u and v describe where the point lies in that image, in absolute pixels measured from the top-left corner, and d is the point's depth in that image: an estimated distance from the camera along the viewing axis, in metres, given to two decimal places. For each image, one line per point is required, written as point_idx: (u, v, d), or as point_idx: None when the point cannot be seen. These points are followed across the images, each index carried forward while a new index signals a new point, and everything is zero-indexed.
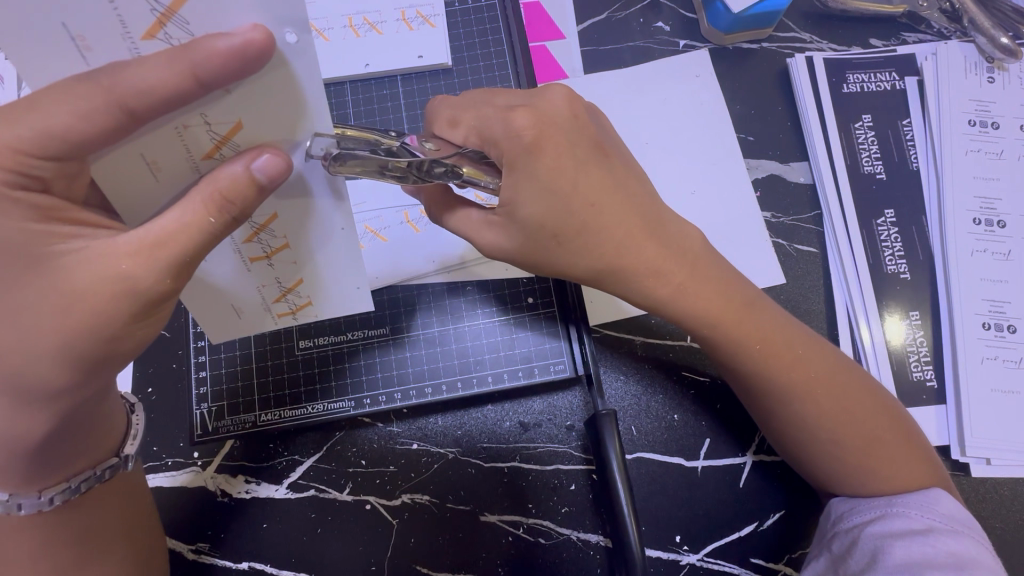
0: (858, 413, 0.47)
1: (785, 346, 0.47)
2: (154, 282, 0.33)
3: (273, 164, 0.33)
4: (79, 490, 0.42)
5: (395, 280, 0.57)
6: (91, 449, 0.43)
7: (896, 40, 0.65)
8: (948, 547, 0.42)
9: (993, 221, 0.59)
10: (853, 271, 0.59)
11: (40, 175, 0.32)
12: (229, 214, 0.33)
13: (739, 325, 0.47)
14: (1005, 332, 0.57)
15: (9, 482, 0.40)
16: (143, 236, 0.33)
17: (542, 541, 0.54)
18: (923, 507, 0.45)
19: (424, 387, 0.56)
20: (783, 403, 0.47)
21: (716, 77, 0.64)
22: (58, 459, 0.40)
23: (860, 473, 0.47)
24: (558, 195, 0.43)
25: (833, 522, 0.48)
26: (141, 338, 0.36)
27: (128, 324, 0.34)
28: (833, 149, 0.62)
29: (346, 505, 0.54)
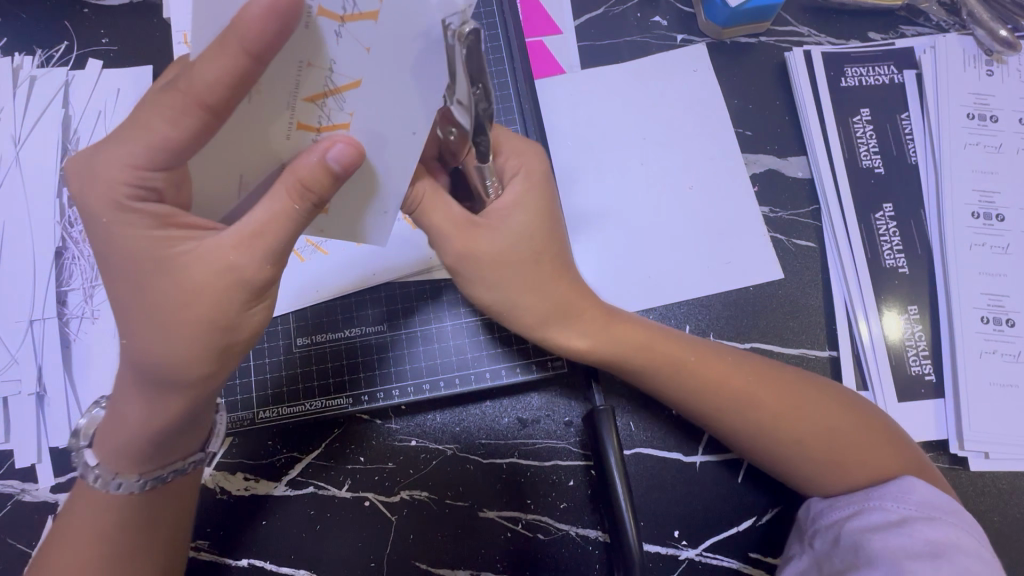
0: (809, 418, 0.48)
1: (709, 363, 0.50)
2: (259, 270, 0.37)
3: (345, 151, 0.34)
4: (166, 480, 0.43)
5: (393, 277, 0.57)
6: (189, 443, 0.43)
7: (894, 34, 0.65)
8: (924, 535, 0.42)
9: (992, 215, 0.59)
10: (851, 265, 0.59)
11: (154, 185, 0.35)
12: (310, 202, 0.36)
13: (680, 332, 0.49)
14: (1003, 325, 0.57)
15: (117, 463, 0.41)
16: (242, 228, 0.36)
17: (541, 536, 0.54)
18: (898, 498, 0.45)
19: (423, 383, 0.56)
20: (726, 421, 0.49)
21: (714, 71, 0.64)
22: (163, 449, 0.42)
23: (836, 472, 0.47)
24: None
25: (812, 518, 0.48)
26: (259, 319, 0.39)
27: (241, 309, 0.37)
28: (830, 142, 0.61)
29: (345, 502, 0.54)
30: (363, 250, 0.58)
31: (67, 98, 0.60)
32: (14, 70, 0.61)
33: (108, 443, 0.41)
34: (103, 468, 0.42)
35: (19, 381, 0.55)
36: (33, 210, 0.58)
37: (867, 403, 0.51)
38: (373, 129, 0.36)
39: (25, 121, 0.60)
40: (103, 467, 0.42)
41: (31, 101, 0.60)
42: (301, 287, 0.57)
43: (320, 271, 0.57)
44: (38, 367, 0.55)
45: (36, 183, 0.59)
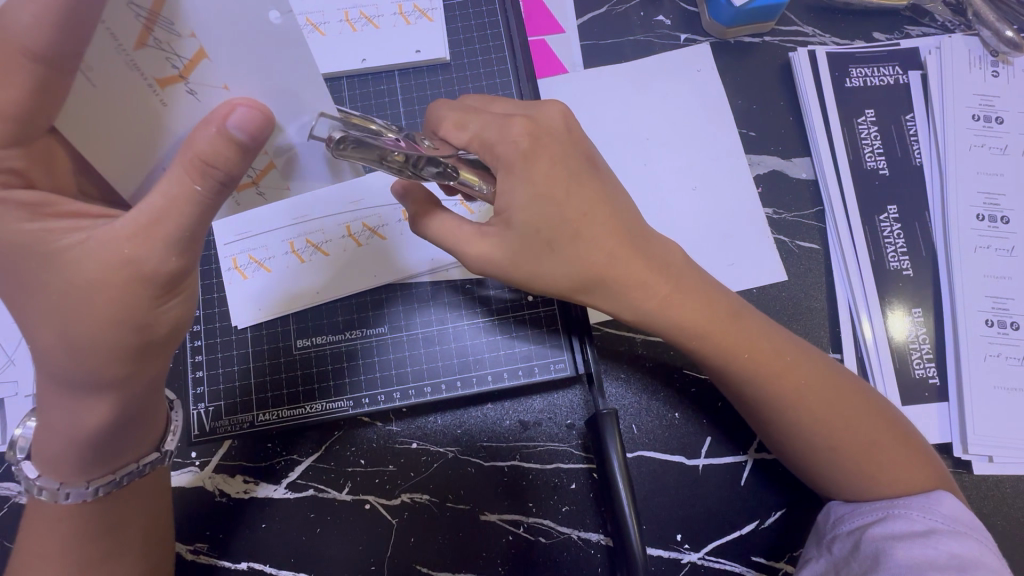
0: (855, 420, 0.46)
1: (776, 354, 0.47)
2: (161, 261, 0.35)
3: (248, 117, 0.32)
4: (121, 484, 0.42)
5: (394, 278, 0.57)
6: (139, 442, 0.42)
7: (899, 34, 0.64)
8: (950, 549, 0.41)
9: (997, 217, 0.58)
10: (856, 268, 0.58)
11: (14, 167, 0.34)
12: (213, 179, 0.33)
13: (727, 336, 0.46)
14: (1008, 329, 0.56)
15: (62, 471, 0.40)
16: (138, 219, 0.34)
17: (543, 540, 0.54)
18: (926, 509, 0.44)
19: (423, 386, 0.55)
20: (777, 408, 0.46)
21: (718, 71, 0.63)
22: (110, 451, 0.41)
23: (864, 480, 0.46)
24: (550, 214, 0.43)
25: (832, 524, 0.47)
26: (175, 314, 0.38)
27: (152, 305, 0.36)
28: (835, 143, 0.61)
29: (345, 505, 0.54)
30: (364, 250, 0.57)
31: None
32: None
33: (50, 455, 0.40)
34: (45, 479, 0.41)
35: (16, 383, 0.54)
36: None
37: (897, 407, 0.50)
38: (293, 138, 0.36)
39: None
40: (44, 478, 0.41)
41: None
42: (301, 287, 0.56)
43: (321, 270, 0.57)
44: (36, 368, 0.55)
45: None
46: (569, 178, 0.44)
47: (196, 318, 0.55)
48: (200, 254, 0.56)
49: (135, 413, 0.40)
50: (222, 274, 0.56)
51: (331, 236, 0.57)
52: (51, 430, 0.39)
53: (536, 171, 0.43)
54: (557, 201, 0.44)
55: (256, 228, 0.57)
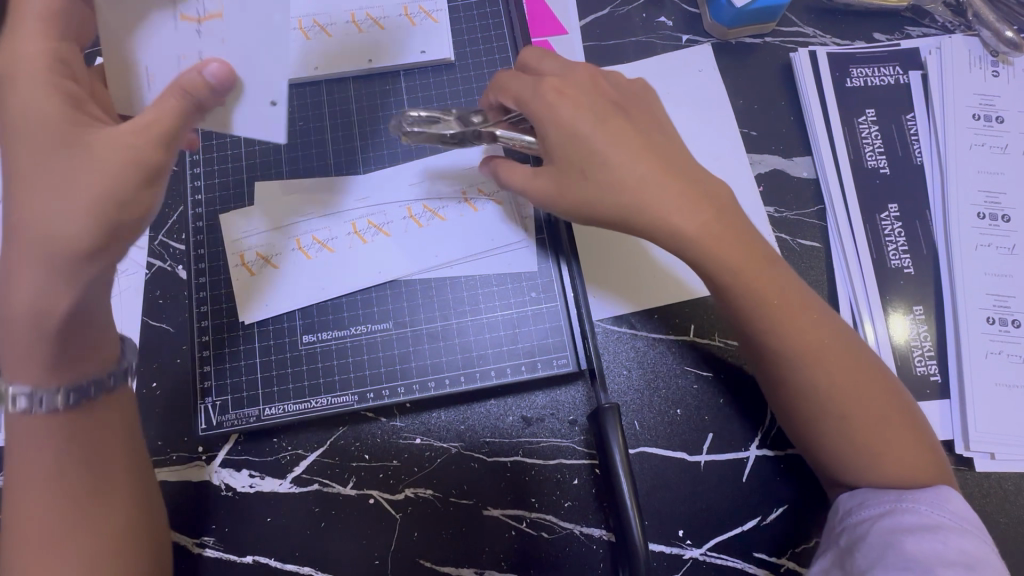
0: (864, 392, 0.45)
1: (799, 308, 0.46)
2: (155, 155, 0.40)
3: (220, 70, 0.40)
4: (88, 393, 0.43)
5: (399, 275, 0.57)
6: (95, 351, 0.44)
7: (899, 35, 0.64)
8: (958, 544, 0.41)
9: (997, 216, 0.59)
10: (857, 265, 0.59)
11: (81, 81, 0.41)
12: (192, 105, 0.40)
13: (756, 273, 0.46)
14: (1009, 326, 0.56)
15: (31, 371, 0.41)
16: (142, 119, 0.40)
17: (546, 535, 0.54)
18: (935, 505, 0.44)
19: (427, 382, 0.56)
20: (792, 367, 0.46)
21: (719, 72, 0.64)
22: (67, 353, 0.41)
23: (863, 461, 0.45)
24: (579, 148, 0.47)
25: (839, 517, 0.47)
26: (149, 211, 0.41)
27: (137, 191, 0.40)
28: (835, 142, 0.61)
29: (349, 500, 0.54)
30: (369, 247, 0.58)
31: None
32: None
33: (18, 354, 0.40)
34: (18, 386, 0.41)
35: None
36: None
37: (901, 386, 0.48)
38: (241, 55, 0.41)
39: None
40: (15, 386, 0.41)
41: None
42: (307, 284, 0.57)
43: (327, 267, 0.57)
44: None
45: None
46: (595, 120, 0.47)
47: (204, 314, 0.57)
48: (208, 250, 0.58)
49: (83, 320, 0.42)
50: (230, 270, 0.57)
51: (337, 233, 0.57)
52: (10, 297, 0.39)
53: (563, 108, 0.47)
54: (587, 139, 0.47)
55: (264, 225, 0.58)
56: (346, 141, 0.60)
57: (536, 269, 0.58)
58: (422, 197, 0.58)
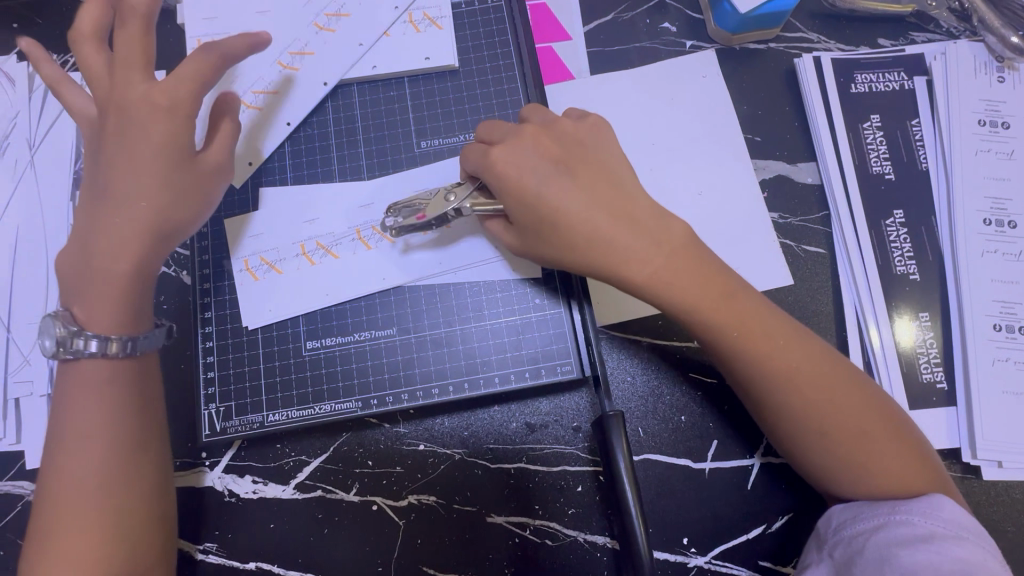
0: (846, 410, 0.45)
1: (772, 332, 0.46)
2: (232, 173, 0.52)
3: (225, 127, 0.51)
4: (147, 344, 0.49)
5: (403, 280, 0.57)
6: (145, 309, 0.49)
7: (905, 40, 0.64)
8: (952, 554, 0.41)
9: (1004, 222, 0.58)
10: (862, 272, 0.58)
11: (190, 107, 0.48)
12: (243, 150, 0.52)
13: (721, 309, 0.46)
14: (1016, 333, 0.56)
15: (116, 317, 0.47)
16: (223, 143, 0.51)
17: (549, 543, 0.54)
18: (927, 513, 0.43)
19: (431, 388, 0.56)
20: (767, 391, 0.46)
21: (723, 77, 0.64)
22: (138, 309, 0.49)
23: (852, 474, 0.45)
24: (533, 206, 0.48)
25: (833, 530, 0.46)
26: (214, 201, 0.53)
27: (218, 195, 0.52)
28: (840, 148, 0.61)
29: (353, 506, 0.54)
30: (373, 253, 0.57)
31: None
32: (30, 75, 0.63)
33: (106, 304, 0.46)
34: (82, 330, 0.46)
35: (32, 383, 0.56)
36: (47, 211, 0.60)
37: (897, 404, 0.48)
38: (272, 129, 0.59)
39: (41, 127, 0.62)
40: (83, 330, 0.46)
41: (47, 105, 0.63)
42: (310, 290, 0.57)
43: (331, 274, 0.57)
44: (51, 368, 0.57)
45: (51, 184, 0.61)
46: (546, 175, 0.48)
47: (208, 319, 0.57)
48: (211, 256, 0.58)
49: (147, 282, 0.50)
50: (234, 275, 0.57)
51: (340, 240, 0.57)
52: (106, 261, 0.47)
53: (506, 167, 0.48)
54: (538, 197, 0.47)
55: (267, 232, 0.58)
56: (350, 147, 0.60)
57: (540, 276, 0.57)
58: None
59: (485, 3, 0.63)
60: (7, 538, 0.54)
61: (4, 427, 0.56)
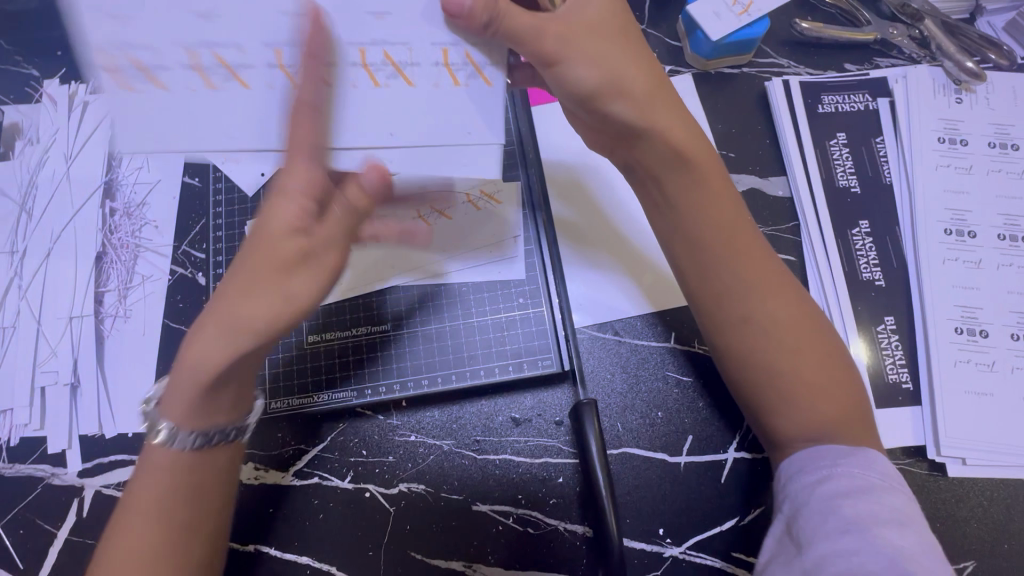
0: (809, 338, 0.48)
1: (756, 251, 0.49)
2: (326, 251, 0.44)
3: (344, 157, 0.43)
4: (212, 441, 0.45)
5: (400, 280, 0.63)
6: (231, 410, 0.46)
7: (869, 65, 0.69)
8: (890, 503, 0.42)
9: (964, 232, 0.62)
10: (830, 278, 0.62)
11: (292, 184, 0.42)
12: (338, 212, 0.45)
13: (725, 217, 0.49)
14: (978, 336, 0.59)
15: (181, 417, 0.44)
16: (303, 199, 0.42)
17: (531, 531, 0.57)
18: (865, 466, 0.44)
19: (422, 379, 0.60)
20: (745, 299, 0.48)
21: (700, 99, 0.69)
22: (212, 408, 0.44)
23: (792, 396, 0.47)
24: (612, 30, 0.45)
25: (783, 488, 0.47)
26: (315, 291, 0.43)
27: (313, 288, 0.43)
28: (809, 163, 0.66)
29: (346, 493, 0.58)
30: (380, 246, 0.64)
31: (113, 121, 0.69)
32: (70, 96, 0.70)
33: (177, 405, 0.43)
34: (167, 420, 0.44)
35: (57, 372, 0.61)
36: (80, 218, 0.66)
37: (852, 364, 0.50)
38: None
39: (76, 141, 0.69)
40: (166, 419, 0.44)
41: (83, 122, 0.70)
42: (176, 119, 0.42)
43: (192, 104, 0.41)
44: (74, 360, 0.62)
45: (84, 192, 0.67)
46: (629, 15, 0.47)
47: None
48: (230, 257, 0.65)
49: (231, 383, 0.44)
50: None
51: None
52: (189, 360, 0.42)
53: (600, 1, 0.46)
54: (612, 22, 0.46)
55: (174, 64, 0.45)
56: None
57: (524, 279, 0.63)
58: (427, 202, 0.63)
59: None
60: (26, 518, 0.58)
61: (29, 413, 0.61)
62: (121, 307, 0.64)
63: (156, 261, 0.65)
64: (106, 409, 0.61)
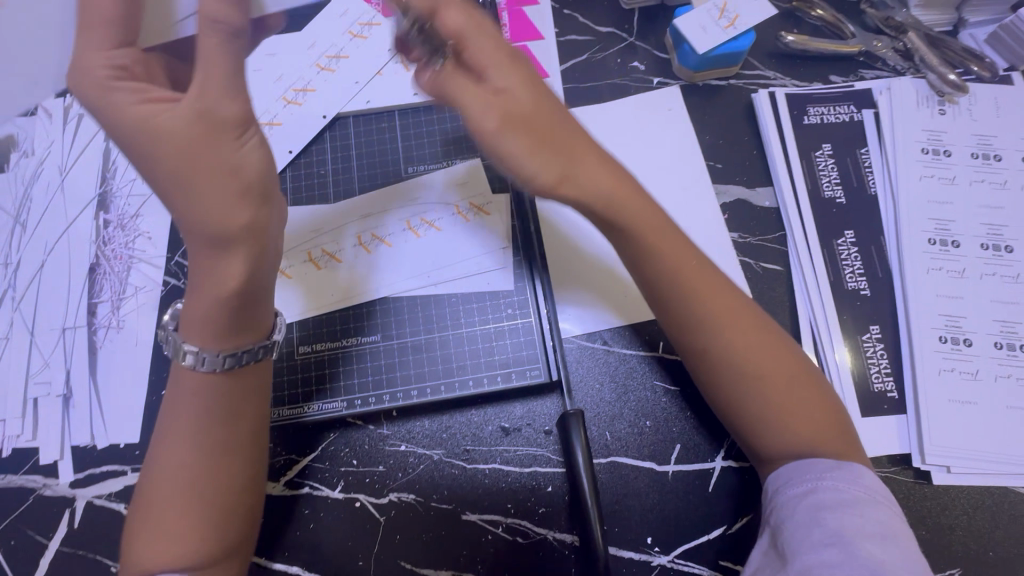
0: (777, 359, 0.49)
1: (705, 281, 0.51)
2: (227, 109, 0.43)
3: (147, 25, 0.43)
4: (240, 360, 0.48)
5: (388, 291, 0.63)
6: (250, 329, 0.49)
7: (854, 77, 0.70)
8: (875, 518, 0.43)
9: (948, 241, 0.63)
10: (815, 287, 0.63)
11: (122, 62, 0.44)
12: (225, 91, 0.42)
13: (671, 253, 0.51)
14: (962, 345, 0.60)
15: (200, 335, 0.47)
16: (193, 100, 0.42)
17: (521, 540, 0.57)
18: (851, 480, 0.45)
19: (411, 389, 0.61)
20: (699, 327, 0.50)
21: (687, 110, 0.70)
22: (231, 326, 0.47)
23: (765, 416, 0.48)
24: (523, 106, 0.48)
25: (771, 498, 0.48)
26: (257, 164, 0.44)
27: (235, 149, 0.43)
28: (794, 174, 0.66)
29: (337, 503, 0.58)
30: (372, 256, 0.64)
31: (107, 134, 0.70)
32: (64, 109, 0.71)
33: (193, 320, 0.46)
34: (190, 345, 0.47)
35: (49, 384, 0.62)
36: (73, 230, 0.67)
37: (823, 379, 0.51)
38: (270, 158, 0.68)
39: (71, 153, 0.70)
40: (190, 343, 0.47)
41: (78, 135, 0.70)
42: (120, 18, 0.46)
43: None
44: (67, 371, 0.62)
45: (78, 204, 0.68)
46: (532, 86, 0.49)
47: None
48: None
49: (250, 295, 0.47)
50: None
51: None
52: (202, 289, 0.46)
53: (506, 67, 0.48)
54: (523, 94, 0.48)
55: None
56: (346, 178, 0.68)
57: (512, 289, 0.64)
58: (416, 211, 0.66)
59: None
60: (17, 529, 0.58)
61: (22, 425, 0.61)
62: (114, 318, 0.64)
63: (148, 272, 0.66)
64: (97, 420, 0.61)
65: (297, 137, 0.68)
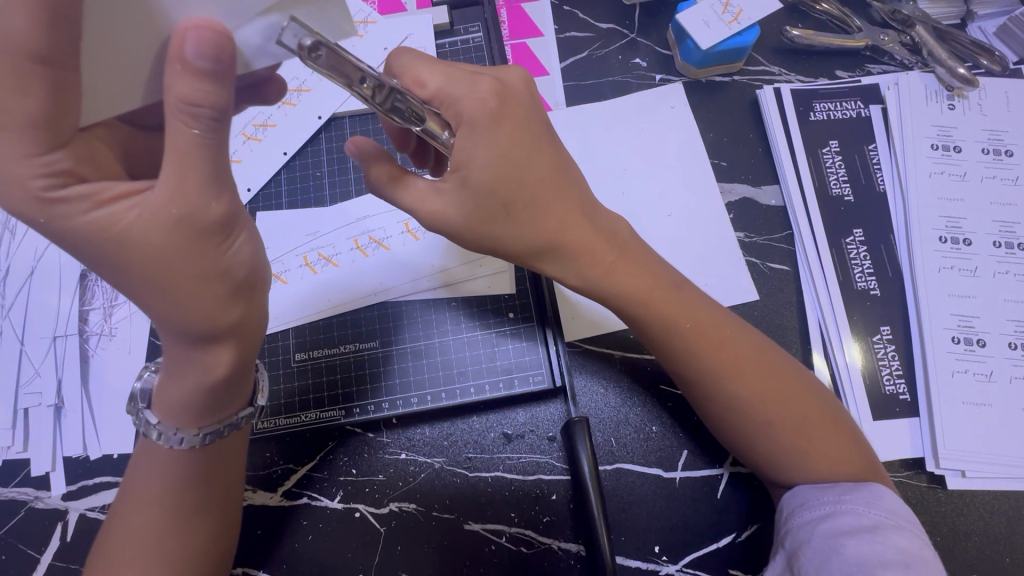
0: (789, 397, 0.47)
1: (707, 327, 0.49)
2: (211, 207, 0.37)
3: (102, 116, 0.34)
4: (223, 433, 0.45)
5: (386, 296, 0.62)
6: (237, 399, 0.45)
7: (861, 72, 0.69)
8: (895, 542, 0.42)
9: (959, 239, 0.61)
10: (824, 288, 0.61)
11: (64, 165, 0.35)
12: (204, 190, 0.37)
13: (670, 308, 0.48)
14: (975, 346, 0.58)
15: (181, 418, 0.43)
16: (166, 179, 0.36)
17: (525, 550, 0.55)
18: (870, 504, 0.44)
19: (411, 398, 0.59)
20: (705, 378, 0.48)
21: (691, 109, 0.68)
22: (211, 408, 0.44)
23: (778, 452, 0.47)
24: (508, 176, 0.45)
25: (786, 521, 0.47)
26: (240, 254, 0.40)
27: (217, 247, 0.38)
28: (801, 173, 0.65)
29: (336, 512, 0.57)
30: (369, 260, 0.63)
31: None
32: None
33: (169, 401, 0.43)
34: (164, 425, 0.44)
35: (40, 394, 0.60)
36: None
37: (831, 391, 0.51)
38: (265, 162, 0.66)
39: None
40: (164, 423, 0.44)
41: None
42: None
43: None
44: (57, 381, 0.61)
45: None
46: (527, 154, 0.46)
47: None
48: None
49: (233, 378, 0.43)
50: None
51: None
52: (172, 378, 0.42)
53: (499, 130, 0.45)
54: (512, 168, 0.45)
55: None
56: (342, 180, 0.67)
57: (513, 292, 0.62)
58: None
59: (467, 44, 0.70)
60: (8, 543, 0.57)
61: (12, 436, 0.59)
62: (106, 326, 0.63)
63: None
64: (90, 430, 0.59)
65: (292, 140, 0.67)
